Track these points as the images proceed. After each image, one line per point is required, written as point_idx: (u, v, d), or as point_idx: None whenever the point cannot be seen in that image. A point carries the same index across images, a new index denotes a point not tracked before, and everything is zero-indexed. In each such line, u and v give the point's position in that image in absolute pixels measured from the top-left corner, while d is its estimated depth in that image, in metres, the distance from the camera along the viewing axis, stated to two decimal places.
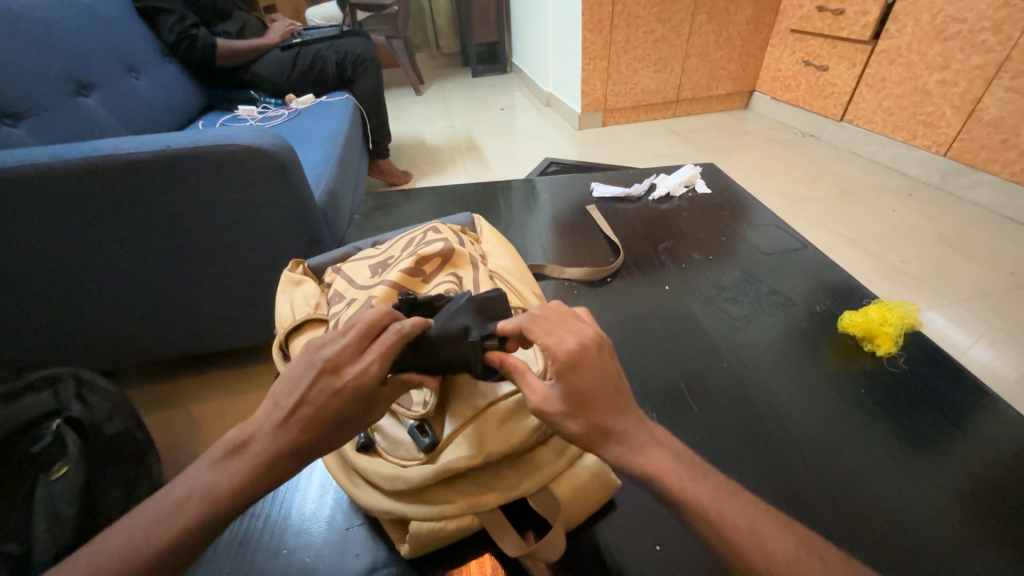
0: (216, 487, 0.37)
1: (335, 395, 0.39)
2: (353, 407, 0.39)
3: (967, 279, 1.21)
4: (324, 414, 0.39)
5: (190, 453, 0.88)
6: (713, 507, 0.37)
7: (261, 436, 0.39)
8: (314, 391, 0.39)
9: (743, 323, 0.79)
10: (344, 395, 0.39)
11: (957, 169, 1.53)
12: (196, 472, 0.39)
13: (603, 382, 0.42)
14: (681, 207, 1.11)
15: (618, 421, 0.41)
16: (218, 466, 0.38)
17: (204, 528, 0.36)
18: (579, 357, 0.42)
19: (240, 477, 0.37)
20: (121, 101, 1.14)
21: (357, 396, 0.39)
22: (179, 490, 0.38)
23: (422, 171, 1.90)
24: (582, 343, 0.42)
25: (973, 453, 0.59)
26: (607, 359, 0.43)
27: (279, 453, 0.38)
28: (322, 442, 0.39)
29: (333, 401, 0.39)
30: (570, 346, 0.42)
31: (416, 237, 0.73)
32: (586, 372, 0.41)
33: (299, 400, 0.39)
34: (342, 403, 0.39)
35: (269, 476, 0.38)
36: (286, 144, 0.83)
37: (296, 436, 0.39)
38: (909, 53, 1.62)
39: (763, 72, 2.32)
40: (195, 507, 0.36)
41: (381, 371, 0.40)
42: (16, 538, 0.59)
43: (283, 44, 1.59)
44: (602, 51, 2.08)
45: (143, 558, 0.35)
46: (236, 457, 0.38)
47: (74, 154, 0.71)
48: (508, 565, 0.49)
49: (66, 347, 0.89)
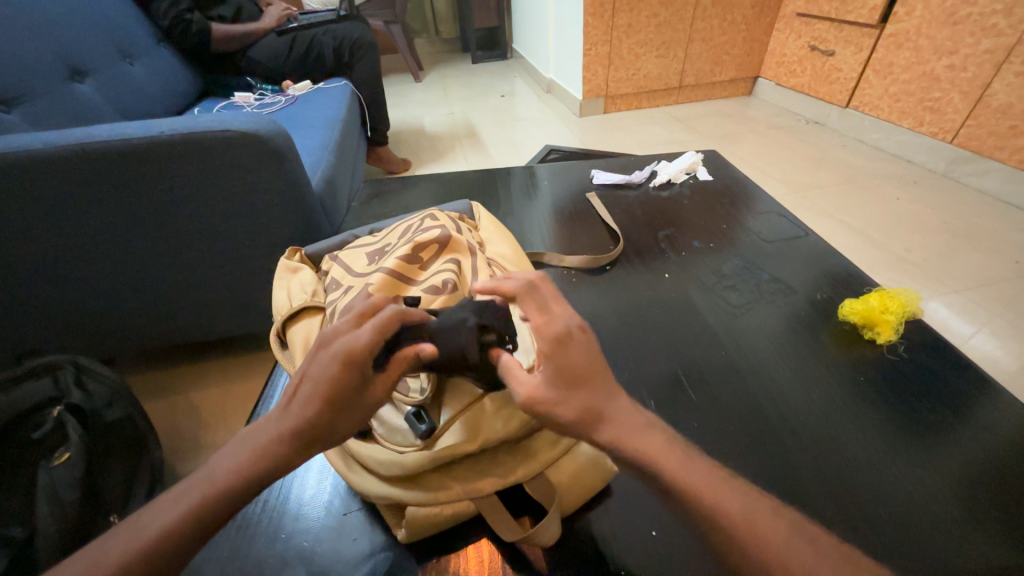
0: (220, 473, 0.39)
1: (328, 366, 0.40)
2: (348, 376, 0.40)
3: (970, 268, 1.20)
4: (320, 389, 0.39)
5: (191, 439, 0.89)
6: (706, 493, 0.37)
7: (267, 421, 0.41)
8: (312, 367, 0.41)
9: (743, 311, 0.78)
10: (336, 366, 0.39)
11: (963, 156, 1.51)
12: (207, 463, 0.40)
13: (589, 365, 0.42)
14: (683, 194, 1.10)
15: (609, 407, 0.41)
16: (226, 454, 0.40)
17: (209, 515, 0.37)
18: (568, 335, 0.42)
19: (244, 462, 0.39)
20: (116, 87, 1.13)
21: (349, 362, 0.40)
22: (198, 475, 0.39)
23: (421, 159, 1.88)
24: (568, 326, 0.43)
25: (972, 441, 0.59)
26: (591, 342, 0.43)
27: (284, 433, 0.39)
28: (320, 419, 0.40)
29: (327, 371, 0.39)
30: (558, 325, 0.42)
31: (413, 224, 0.72)
32: (572, 351, 0.42)
33: (299, 379, 0.41)
34: (334, 374, 0.39)
35: (275, 457, 0.39)
36: (282, 129, 0.81)
37: (296, 413, 0.40)
38: (917, 37, 1.58)
39: (768, 57, 2.28)
40: (193, 495, 0.38)
41: (371, 339, 0.40)
42: (19, 522, 0.61)
43: (279, 29, 1.56)
44: (604, 36, 2.04)
45: (149, 542, 0.36)
46: (242, 442, 0.40)
47: (65, 140, 0.70)
48: (505, 550, 0.49)
49: (66, 334, 0.89)
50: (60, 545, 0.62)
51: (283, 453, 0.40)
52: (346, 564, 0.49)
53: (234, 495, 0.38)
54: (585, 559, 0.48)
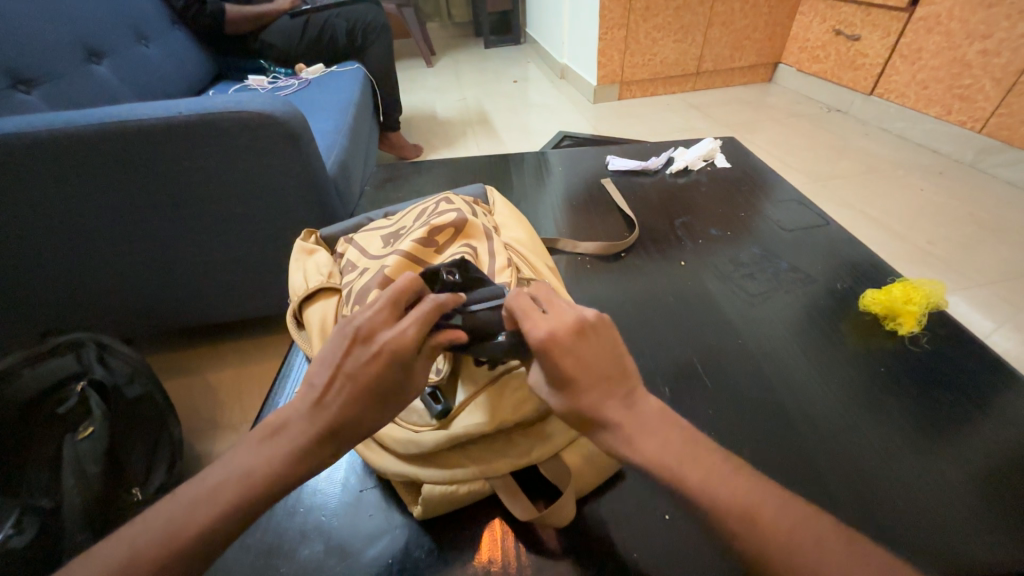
0: (250, 474, 0.37)
1: (373, 361, 0.39)
2: (393, 371, 0.39)
3: (995, 263, 1.17)
4: (360, 383, 0.39)
5: (209, 418, 0.91)
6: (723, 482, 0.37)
7: (297, 418, 0.40)
8: (348, 360, 0.40)
9: (760, 300, 0.77)
10: (383, 361, 0.39)
11: (992, 146, 1.46)
12: (237, 456, 0.38)
13: (586, 364, 0.40)
14: (699, 181, 1.08)
15: (604, 410, 0.40)
16: (257, 448, 0.39)
17: (239, 506, 0.36)
18: (554, 340, 0.40)
19: (274, 465, 0.38)
20: (132, 69, 1.13)
21: (395, 359, 0.39)
22: (219, 474, 0.38)
23: (433, 144, 1.87)
24: (549, 332, 0.40)
25: (995, 436, 0.58)
26: (590, 345, 0.41)
27: (319, 433, 0.39)
28: (361, 418, 0.40)
29: (371, 366, 0.39)
30: (541, 333, 0.40)
31: (429, 208, 0.72)
32: (558, 356, 0.40)
33: (332, 375, 0.40)
34: (380, 368, 0.39)
35: (311, 460, 0.39)
36: (297, 111, 0.81)
37: (333, 411, 0.39)
38: (949, 21, 1.52)
39: (790, 42, 2.21)
40: (222, 489, 0.37)
41: (418, 334, 0.40)
42: (46, 494, 0.63)
43: (293, 11, 1.54)
44: (621, 20, 1.99)
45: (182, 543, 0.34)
46: (268, 442, 0.39)
47: (87, 120, 0.71)
48: (518, 529, 0.50)
49: (88, 312, 0.91)
50: (85, 518, 0.64)
51: (317, 457, 0.39)
52: (363, 539, 0.50)
53: (271, 489, 0.37)
54: (596, 542, 0.49)
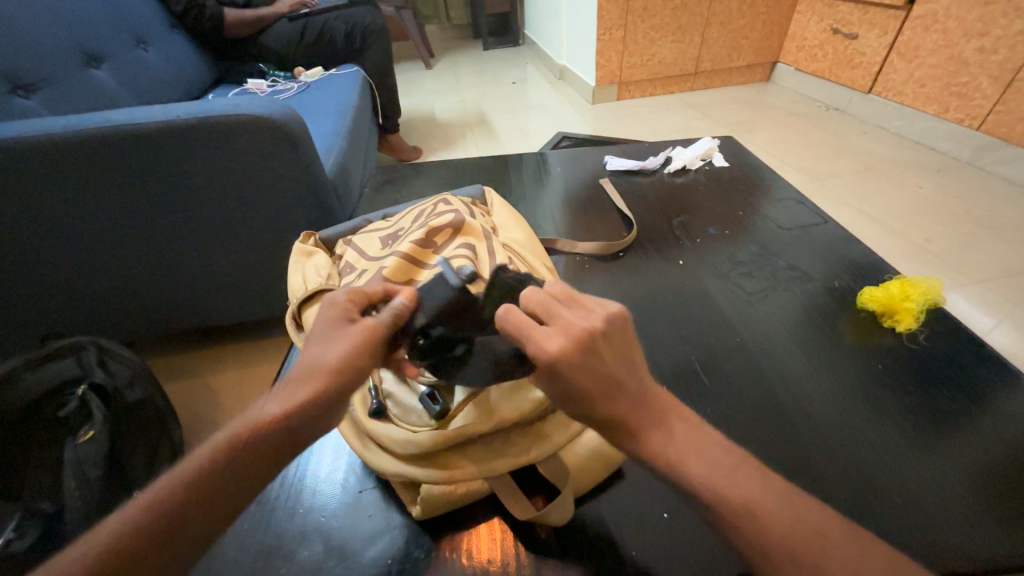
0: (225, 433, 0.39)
1: (320, 316, 0.45)
2: (339, 313, 0.44)
3: (993, 260, 1.17)
4: (315, 334, 0.43)
5: (209, 420, 0.91)
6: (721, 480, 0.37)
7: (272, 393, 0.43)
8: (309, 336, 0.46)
9: (758, 298, 0.77)
10: (325, 310, 0.45)
11: (989, 144, 1.46)
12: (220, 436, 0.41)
13: (596, 381, 0.39)
14: (697, 180, 1.09)
15: (614, 407, 0.39)
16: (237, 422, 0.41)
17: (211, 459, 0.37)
18: (562, 358, 0.38)
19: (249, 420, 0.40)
20: (131, 73, 1.14)
21: (333, 303, 0.45)
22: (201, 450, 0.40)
23: (431, 146, 1.87)
24: (559, 353, 0.38)
25: (994, 431, 0.58)
26: (603, 358, 0.39)
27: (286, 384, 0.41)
28: (318, 357, 0.41)
29: (321, 319, 0.44)
30: (551, 351, 0.38)
31: (427, 209, 0.72)
32: (568, 375, 0.38)
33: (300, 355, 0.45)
34: (325, 313, 0.44)
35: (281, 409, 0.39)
36: (295, 113, 0.81)
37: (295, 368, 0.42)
38: (946, 19, 1.52)
39: (787, 41, 2.22)
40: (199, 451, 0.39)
41: (356, 289, 0.47)
42: (49, 497, 0.64)
43: (291, 14, 1.54)
44: (618, 21, 1.99)
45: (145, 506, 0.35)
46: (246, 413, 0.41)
47: (86, 125, 0.71)
48: (517, 528, 0.50)
49: (88, 316, 0.91)
50: (87, 522, 0.64)
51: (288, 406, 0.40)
52: (362, 539, 0.51)
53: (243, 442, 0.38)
54: (595, 541, 0.49)
